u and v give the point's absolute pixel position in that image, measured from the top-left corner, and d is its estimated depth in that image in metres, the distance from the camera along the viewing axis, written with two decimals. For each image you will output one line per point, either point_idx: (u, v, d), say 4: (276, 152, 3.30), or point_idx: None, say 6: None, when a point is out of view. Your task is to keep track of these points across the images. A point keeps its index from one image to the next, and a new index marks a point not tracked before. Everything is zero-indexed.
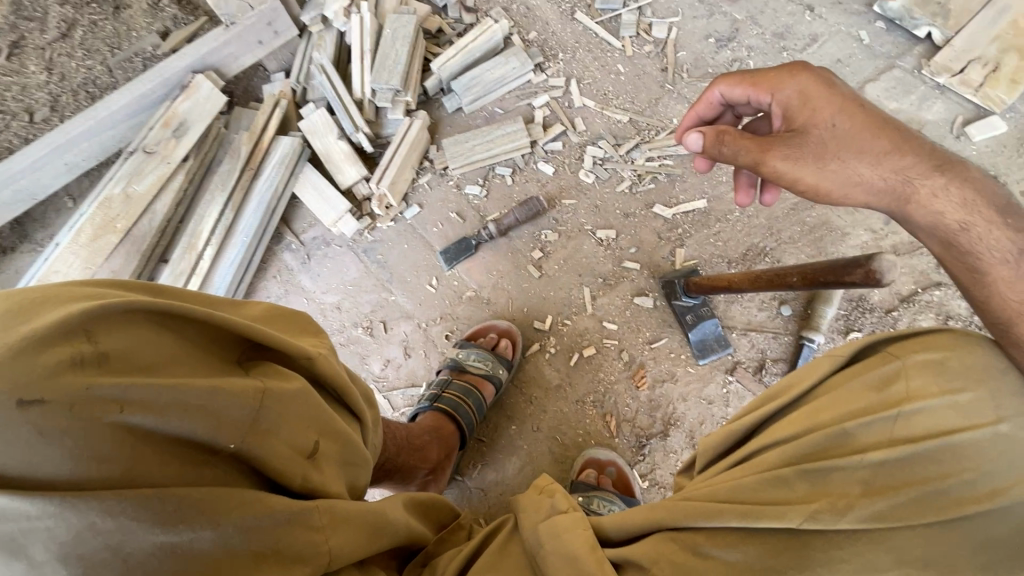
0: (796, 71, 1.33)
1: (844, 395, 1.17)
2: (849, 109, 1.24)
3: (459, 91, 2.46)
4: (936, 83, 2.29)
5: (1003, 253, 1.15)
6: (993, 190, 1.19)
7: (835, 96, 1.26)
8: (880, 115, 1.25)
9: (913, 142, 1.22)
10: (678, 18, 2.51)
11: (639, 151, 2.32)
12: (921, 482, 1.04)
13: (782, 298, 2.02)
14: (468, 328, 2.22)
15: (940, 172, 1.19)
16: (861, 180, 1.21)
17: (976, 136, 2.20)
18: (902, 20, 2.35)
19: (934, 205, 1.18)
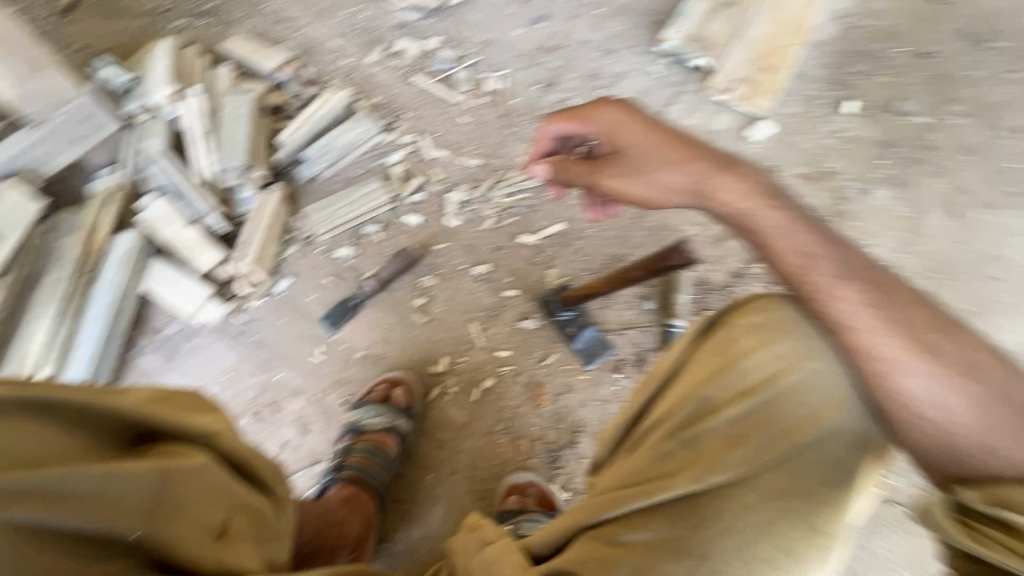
0: (602, 104, 1.52)
1: (700, 364, 1.28)
2: (648, 129, 1.45)
3: (312, 159, 2.49)
4: (717, 100, 2.81)
5: (783, 226, 1.28)
6: (769, 178, 1.36)
7: (634, 120, 1.47)
8: (674, 131, 1.46)
9: (700, 146, 1.42)
10: (506, 71, 2.83)
11: (495, 189, 2.50)
12: (765, 423, 1.18)
13: (643, 294, 2.27)
14: (362, 388, 2.17)
15: (721, 168, 1.37)
16: (664, 187, 1.41)
17: (752, 137, 2.74)
18: (680, 55, 2.88)
19: (724, 195, 1.34)
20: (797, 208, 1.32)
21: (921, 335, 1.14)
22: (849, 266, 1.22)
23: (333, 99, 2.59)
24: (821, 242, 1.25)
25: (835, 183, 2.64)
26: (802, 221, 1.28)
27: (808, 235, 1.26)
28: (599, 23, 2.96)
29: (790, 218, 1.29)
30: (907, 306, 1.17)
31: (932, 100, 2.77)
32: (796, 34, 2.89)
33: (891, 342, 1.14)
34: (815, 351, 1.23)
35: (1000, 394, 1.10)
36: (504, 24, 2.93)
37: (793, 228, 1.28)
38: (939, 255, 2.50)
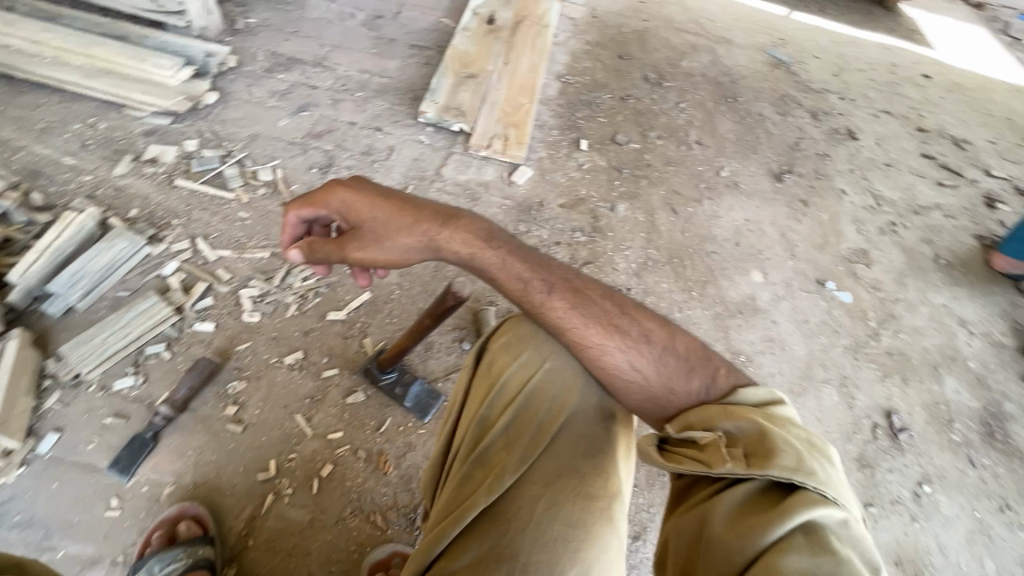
0: (334, 189, 1.64)
1: (475, 391, 1.50)
2: (377, 203, 1.59)
3: (62, 291, 2.19)
4: (482, 156, 3.22)
5: (499, 259, 1.50)
6: (486, 221, 1.56)
7: (364, 197, 1.60)
8: (399, 197, 1.60)
9: (424, 204, 1.57)
10: (278, 161, 2.93)
11: (292, 275, 2.49)
12: (531, 419, 1.40)
13: (459, 336, 2.45)
14: (149, 533, 1.84)
15: (443, 221, 1.54)
16: (402, 251, 1.56)
17: (519, 180, 3.16)
18: (441, 123, 3.27)
19: (450, 245, 1.52)
20: (511, 241, 1.54)
21: (612, 319, 1.40)
22: (554, 281, 1.46)
23: (78, 221, 2.34)
24: (530, 265, 1.49)
25: (590, 205, 3.17)
26: (514, 251, 1.51)
27: (519, 263, 1.48)
28: (361, 107, 3.31)
29: (504, 251, 1.51)
30: (600, 300, 1.44)
31: (632, 131, 3.66)
32: (528, 95, 3.53)
33: (591, 333, 1.39)
34: (551, 352, 1.48)
35: (677, 346, 1.37)
36: (269, 120, 3.11)
37: (508, 259, 1.50)
38: (676, 245, 3.10)
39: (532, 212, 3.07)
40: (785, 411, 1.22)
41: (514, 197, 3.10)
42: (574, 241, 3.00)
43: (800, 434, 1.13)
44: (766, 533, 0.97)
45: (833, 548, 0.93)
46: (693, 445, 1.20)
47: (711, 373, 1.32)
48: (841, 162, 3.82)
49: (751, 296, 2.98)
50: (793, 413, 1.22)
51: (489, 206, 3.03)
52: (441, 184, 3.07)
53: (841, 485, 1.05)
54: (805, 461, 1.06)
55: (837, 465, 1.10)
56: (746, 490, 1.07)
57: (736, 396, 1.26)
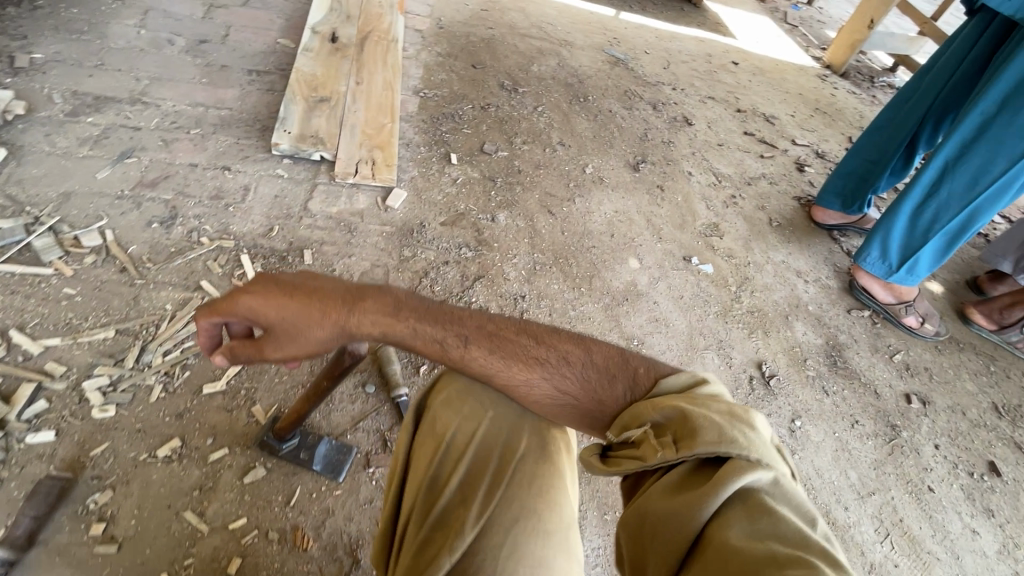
0: (226, 294, 1.43)
1: (421, 448, 1.38)
2: (273, 298, 1.39)
3: None
4: (350, 183, 3.06)
5: (412, 326, 1.42)
6: (389, 288, 1.45)
7: (257, 294, 1.40)
8: (298, 285, 1.42)
9: (319, 284, 1.42)
10: (106, 220, 2.52)
11: (149, 352, 2.16)
12: (483, 472, 1.34)
13: (361, 381, 2.32)
14: None
15: (347, 303, 1.40)
16: (318, 342, 1.43)
17: (394, 204, 3.06)
18: (298, 153, 3.05)
19: (362, 328, 1.41)
20: (421, 301, 1.46)
21: (532, 354, 1.38)
22: (470, 334, 1.41)
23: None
24: (444, 323, 1.42)
25: (470, 219, 3.16)
26: (425, 313, 1.43)
27: (431, 327, 1.41)
28: (200, 145, 2.96)
29: (416, 315, 1.42)
30: (516, 337, 1.42)
31: (498, 139, 3.73)
32: (388, 113, 3.41)
33: (517, 375, 1.37)
34: (491, 399, 1.44)
35: (597, 359, 1.39)
36: (83, 173, 2.65)
37: (421, 323, 1.43)
38: (560, 244, 3.24)
39: (414, 234, 2.98)
40: (709, 391, 1.26)
41: (392, 222, 2.99)
42: (461, 257, 2.97)
43: (722, 406, 1.17)
44: (705, 509, 1.00)
45: (769, 507, 0.97)
46: (631, 446, 1.22)
47: (631, 377, 1.35)
48: (683, 147, 4.26)
49: (632, 282, 3.21)
50: (717, 390, 1.27)
51: (368, 235, 2.89)
52: (310, 220, 2.85)
53: (766, 444, 1.09)
54: (729, 429, 1.09)
55: (762, 429, 1.14)
56: (680, 473, 1.10)
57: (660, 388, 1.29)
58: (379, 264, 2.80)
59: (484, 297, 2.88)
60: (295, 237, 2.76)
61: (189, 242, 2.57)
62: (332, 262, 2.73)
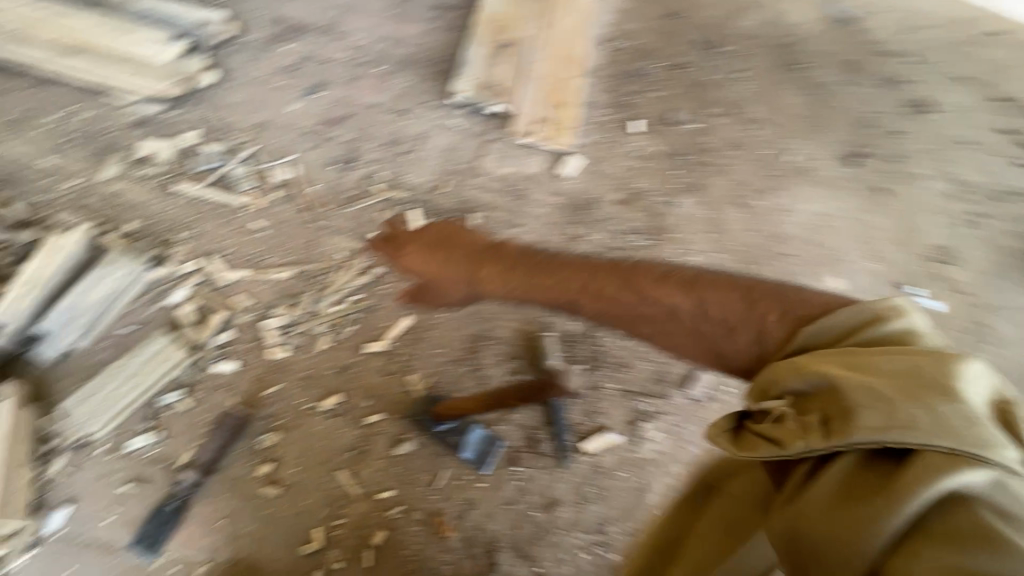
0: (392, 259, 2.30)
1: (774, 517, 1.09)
2: (415, 268, 2.27)
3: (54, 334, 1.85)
4: (524, 143, 2.81)
5: (586, 264, 1.89)
6: (501, 266, 2.14)
7: (405, 263, 2.27)
8: (431, 263, 2.24)
9: (455, 255, 2.25)
10: (293, 155, 2.54)
11: (321, 299, 2.16)
12: None
13: (515, 370, 2.14)
14: None
15: (467, 276, 2.17)
16: (454, 297, 2.18)
17: (567, 172, 2.77)
18: (476, 104, 2.84)
19: (490, 291, 2.12)
20: (562, 265, 2.05)
21: (638, 308, 1.63)
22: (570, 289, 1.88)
23: (69, 242, 1.95)
24: (568, 275, 1.91)
25: (645, 202, 2.80)
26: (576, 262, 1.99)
27: (550, 288, 1.93)
28: (383, 84, 2.86)
29: (565, 265, 2.01)
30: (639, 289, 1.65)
31: (689, 106, 3.21)
32: (573, 67, 3.09)
33: (658, 315, 1.57)
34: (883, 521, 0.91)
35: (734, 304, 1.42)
36: (277, 103, 2.67)
37: (559, 274, 1.97)
38: (744, 247, 2.78)
39: (584, 210, 2.69)
40: (886, 339, 1.15)
41: (561, 193, 2.72)
42: (630, 246, 2.67)
43: (902, 367, 1.03)
44: (889, 526, 0.91)
45: (991, 533, 0.83)
46: (770, 419, 1.17)
47: (760, 323, 1.35)
48: (925, 138, 3.33)
49: None
50: (897, 329, 1.16)
51: (535, 205, 2.66)
52: (479, 179, 2.67)
53: (976, 421, 0.92)
54: (911, 410, 0.97)
55: (972, 399, 0.95)
56: (840, 469, 1.02)
57: (812, 333, 1.24)
58: (543, 239, 2.59)
59: None
60: (463, 196, 2.60)
61: (363, 187, 2.52)
62: (497, 229, 2.56)
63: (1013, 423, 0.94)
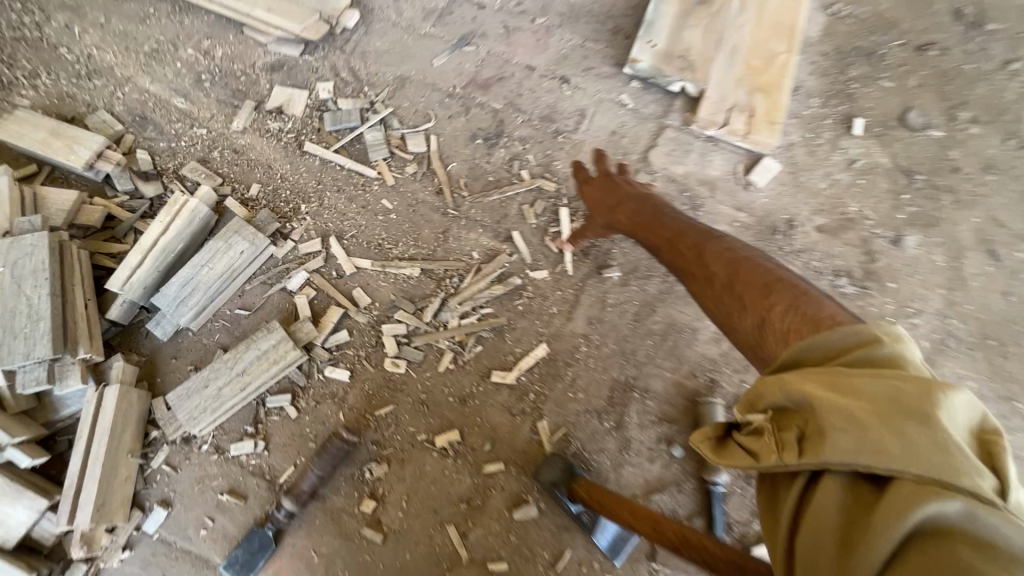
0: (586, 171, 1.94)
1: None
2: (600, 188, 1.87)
3: (170, 309, 1.68)
4: (707, 135, 2.23)
5: (712, 240, 1.43)
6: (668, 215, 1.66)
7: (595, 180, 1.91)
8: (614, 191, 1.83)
9: (615, 194, 1.82)
10: (433, 123, 2.18)
11: (448, 309, 1.83)
12: None
13: (667, 437, 1.73)
14: None
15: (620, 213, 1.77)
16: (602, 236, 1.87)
17: (760, 182, 2.16)
18: (655, 78, 2.28)
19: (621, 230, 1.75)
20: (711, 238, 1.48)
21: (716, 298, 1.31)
22: (678, 265, 1.48)
23: (190, 208, 1.76)
24: (688, 248, 1.47)
25: (860, 233, 2.13)
26: (714, 236, 1.47)
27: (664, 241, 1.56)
28: (542, 42, 2.37)
29: (693, 230, 1.52)
30: (727, 281, 1.32)
31: (939, 102, 2.38)
32: (787, 39, 2.36)
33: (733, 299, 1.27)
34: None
35: (786, 308, 1.12)
36: (421, 58, 2.30)
37: (685, 236, 1.52)
38: (990, 312, 2.07)
39: (776, 234, 2.09)
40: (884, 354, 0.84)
41: (749, 208, 2.13)
42: (836, 290, 2.02)
43: (882, 389, 0.77)
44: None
45: None
46: (752, 432, 0.92)
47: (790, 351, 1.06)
48: None
49: None
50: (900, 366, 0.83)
51: (712, 219, 2.10)
52: (645, 177, 2.16)
53: (956, 449, 0.70)
54: (900, 445, 0.72)
55: (954, 416, 0.73)
56: (832, 495, 0.76)
57: (800, 347, 0.93)
58: None
59: None
60: None
61: (508, 172, 2.13)
62: None
63: (998, 455, 0.71)
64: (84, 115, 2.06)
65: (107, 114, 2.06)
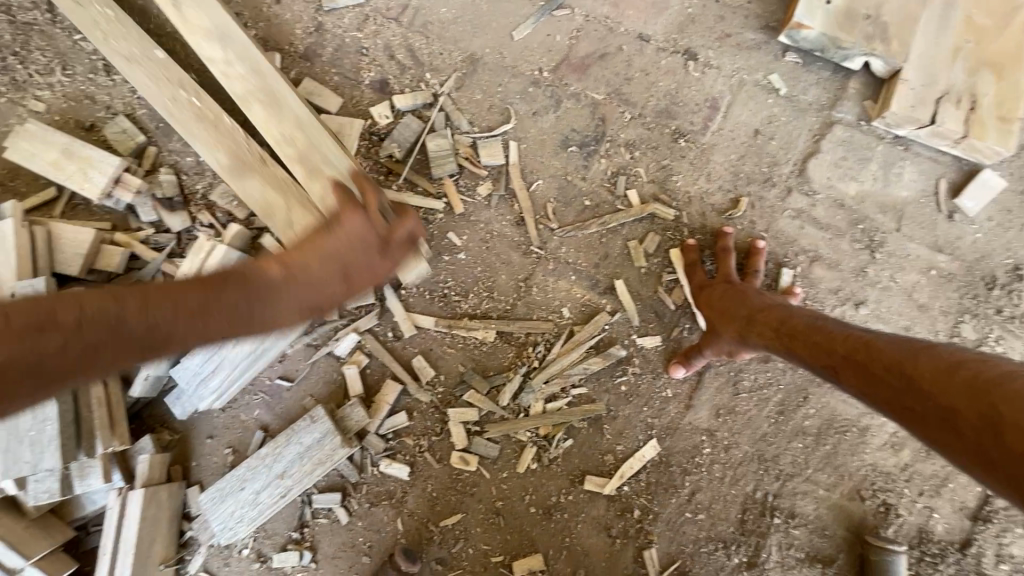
0: (691, 269, 1.49)
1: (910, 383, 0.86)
2: (710, 287, 1.38)
3: (198, 387, 1.37)
4: (895, 135, 1.58)
5: (925, 348, 0.88)
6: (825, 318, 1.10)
7: (701, 282, 1.43)
8: (731, 290, 1.32)
9: (737, 297, 1.29)
10: (513, 122, 1.67)
11: (531, 391, 1.43)
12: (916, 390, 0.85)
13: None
14: None
15: (746, 313, 1.22)
16: (721, 349, 1.29)
17: (971, 209, 1.52)
18: (824, 51, 1.61)
19: (756, 340, 1.16)
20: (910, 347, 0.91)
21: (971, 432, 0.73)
22: (880, 401, 0.91)
23: (217, 257, 1.44)
24: (881, 369, 0.91)
25: None
26: (921, 343, 0.91)
27: (837, 346, 1.00)
28: (660, 0, 1.74)
29: (879, 336, 0.97)
30: (973, 415, 0.74)
31: None
32: None
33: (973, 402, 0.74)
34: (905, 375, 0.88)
35: None
36: (497, 29, 1.75)
37: (871, 347, 0.96)
38: None
39: (995, 289, 1.48)
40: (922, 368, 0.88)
41: (955, 248, 1.51)
42: None
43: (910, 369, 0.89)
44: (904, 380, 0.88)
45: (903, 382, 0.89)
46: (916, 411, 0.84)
47: None
48: None
49: None
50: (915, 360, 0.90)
51: (899, 265, 1.50)
52: (801, 200, 1.57)
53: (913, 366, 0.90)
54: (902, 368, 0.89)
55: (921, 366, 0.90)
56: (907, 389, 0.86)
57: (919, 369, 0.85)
58: (909, 334, 1.47)
59: None
60: (769, 230, 1.55)
61: (611, 191, 1.61)
62: (824, 303, 1.49)
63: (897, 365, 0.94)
64: (103, 122, 1.64)
65: (129, 120, 1.63)
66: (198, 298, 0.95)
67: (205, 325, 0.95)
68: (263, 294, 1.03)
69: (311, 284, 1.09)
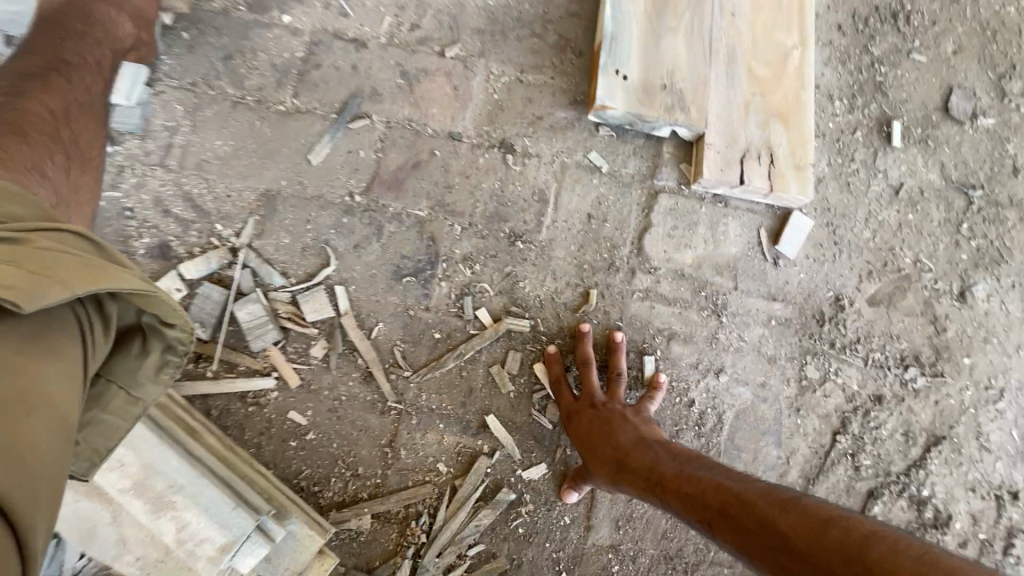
0: (557, 385, 1.42)
1: (782, 537, 0.87)
2: (579, 414, 1.35)
3: None
4: (714, 195, 1.64)
5: (791, 498, 0.91)
6: (694, 458, 1.13)
7: (569, 403, 1.38)
8: (601, 420, 1.31)
9: (606, 430, 1.28)
10: (335, 262, 1.48)
11: (425, 570, 1.34)
12: (790, 546, 0.85)
13: None
14: None
15: (619, 455, 1.22)
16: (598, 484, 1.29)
17: (791, 253, 1.62)
18: (631, 124, 1.61)
19: (632, 485, 1.18)
20: (776, 495, 0.94)
21: None
22: (756, 557, 0.90)
23: None
24: (758, 526, 0.91)
25: (922, 295, 1.65)
26: (785, 492, 0.95)
27: (711, 496, 1.02)
28: (463, 92, 1.63)
29: (745, 486, 0.99)
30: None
31: (985, 72, 1.83)
32: (794, 22, 1.70)
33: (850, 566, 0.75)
34: (778, 528, 0.88)
35: None
36: (291, 155, 1.54)
37: (741, 499, 0.97)
38: None
39: (825, 323, 1.60)
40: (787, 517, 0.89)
41: (786, 293, 1.60)
42: (906, 386, 1.58)
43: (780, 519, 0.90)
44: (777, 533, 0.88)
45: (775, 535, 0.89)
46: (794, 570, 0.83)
47: None
48: None
49: None
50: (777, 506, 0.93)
51: (743, 323, 1.57)
52: (645, 279, 1.58)
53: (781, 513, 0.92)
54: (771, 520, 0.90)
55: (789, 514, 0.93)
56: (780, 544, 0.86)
57: (792, 524, 0.86)
58: (766, 388, 1.55)
59: (945, 480, 1.55)
60: (623, 317, 1.54)
61: (459, 314, 1.49)
62: (688, 381, 1.52)
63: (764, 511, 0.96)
64: None
65: None
66: (39, 30, 1.35)
67: (103, 68, 1.39)
68: (92, 22, 1.39)
69: (94, 39, 1.38)
